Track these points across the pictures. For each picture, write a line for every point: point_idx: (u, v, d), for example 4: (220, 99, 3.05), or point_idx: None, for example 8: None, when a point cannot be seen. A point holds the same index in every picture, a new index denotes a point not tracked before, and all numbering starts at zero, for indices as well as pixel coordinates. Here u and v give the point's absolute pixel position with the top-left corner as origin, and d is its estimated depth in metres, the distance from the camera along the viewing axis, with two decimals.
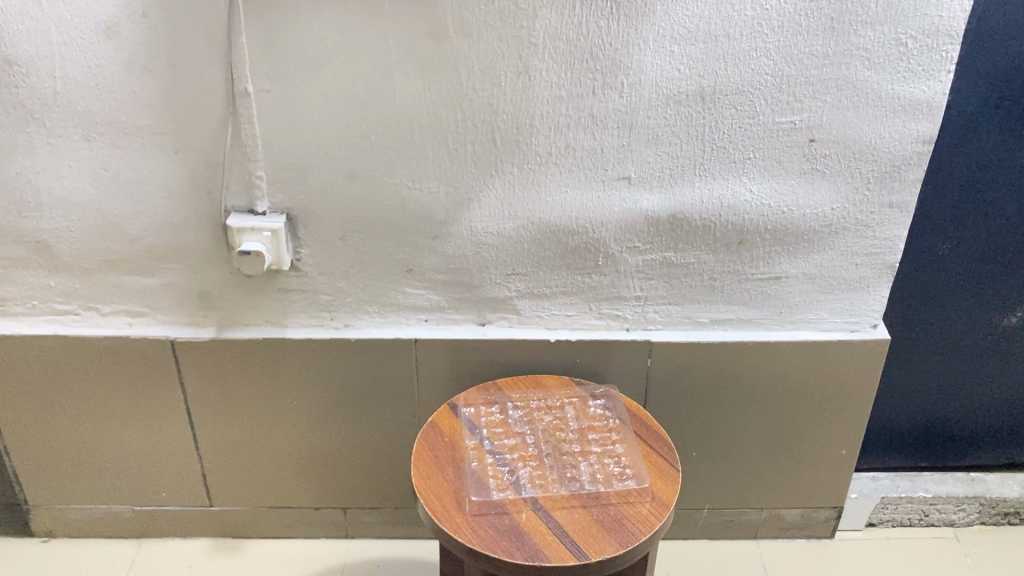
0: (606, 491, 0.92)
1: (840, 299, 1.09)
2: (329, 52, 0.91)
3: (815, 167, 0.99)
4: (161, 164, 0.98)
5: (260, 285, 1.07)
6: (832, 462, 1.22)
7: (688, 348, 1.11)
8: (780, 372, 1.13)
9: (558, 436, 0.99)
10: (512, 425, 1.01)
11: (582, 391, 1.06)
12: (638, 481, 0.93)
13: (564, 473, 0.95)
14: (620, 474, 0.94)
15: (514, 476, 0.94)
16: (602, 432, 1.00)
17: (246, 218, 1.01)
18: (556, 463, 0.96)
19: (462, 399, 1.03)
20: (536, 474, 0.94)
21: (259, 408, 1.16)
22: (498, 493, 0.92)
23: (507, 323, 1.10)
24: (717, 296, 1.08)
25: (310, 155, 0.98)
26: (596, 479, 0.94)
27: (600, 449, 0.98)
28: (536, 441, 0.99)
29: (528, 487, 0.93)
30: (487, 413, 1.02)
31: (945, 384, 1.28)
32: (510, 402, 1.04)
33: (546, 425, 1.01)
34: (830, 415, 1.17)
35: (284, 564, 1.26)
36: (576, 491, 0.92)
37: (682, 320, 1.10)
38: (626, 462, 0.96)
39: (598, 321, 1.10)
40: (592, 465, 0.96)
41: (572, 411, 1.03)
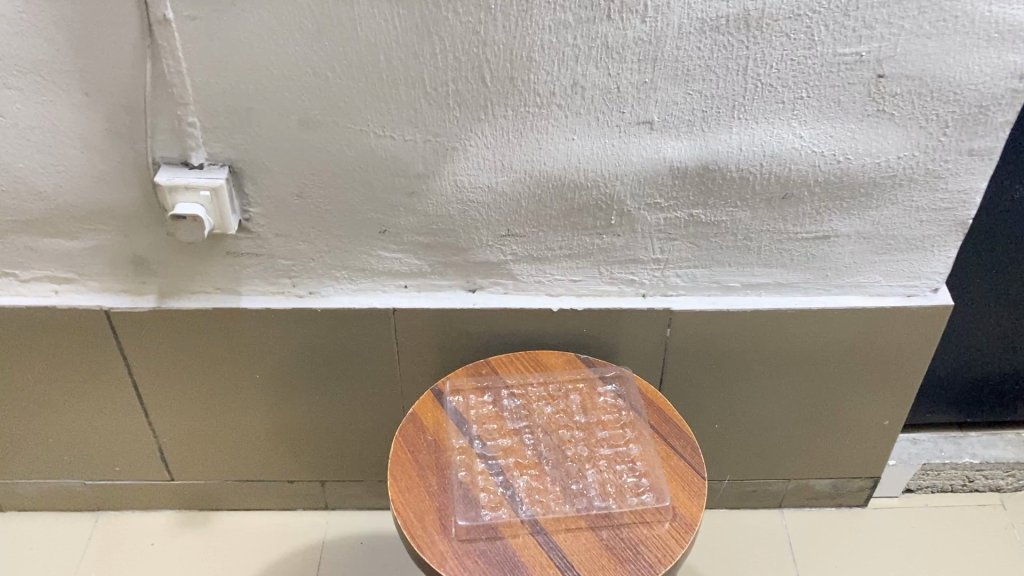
0: (620, 510, 0.78)
1: (897, 261, 0.92)
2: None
3: (882, 109, 0.80)
4: (69, 110, 0.79)
5: (204, 249, 0.89)
6: (872, 433, 1.07)
7: (714, 317, 0.94)
8: (819, 342, 0.97)
9: (560, 436, 0.84)
10: (507, 421, 0.85)
11: (588, 373, 0.90)
12: (656, 497, 0.79)
13: (569, 486, 0.80)
14: (634, 487, 0.80)
15: (508, 489, 0.79)
16: (612, 429, 0.85)
17: (179, 173, 0.82)
18: (560, 472, 0.81)
19: (448, 385, 0.88)
20: (535, 486, 0.80)
21: (216, 381, 1.01)
22: (490, 513, 0.77)
23: (501, 289, 0.93)
24: (752, 259, 0.91)
25: (252, 98, 0.78)
26: (606, 495, 0.79)
27: (611, 451, 0.83)
28: (534, 442, 0.84)
29: (525, 503, 0.78)
30: (478, 405, 0.86)
31: (1001, 340, 1.12)
32: (505, 390, 0.88)
33: (547, 420, 0.86)
34: (874, 385, 1.02)
35: (257, 541, 1.14)
36: (583, 509, 0.78)
37: (709, 285, 0.93)
38: (641, 471, 0.81)
39: (608, 287, 0.93)
40: (601, 475, 0.81)
41: (578, 401, 0.87)
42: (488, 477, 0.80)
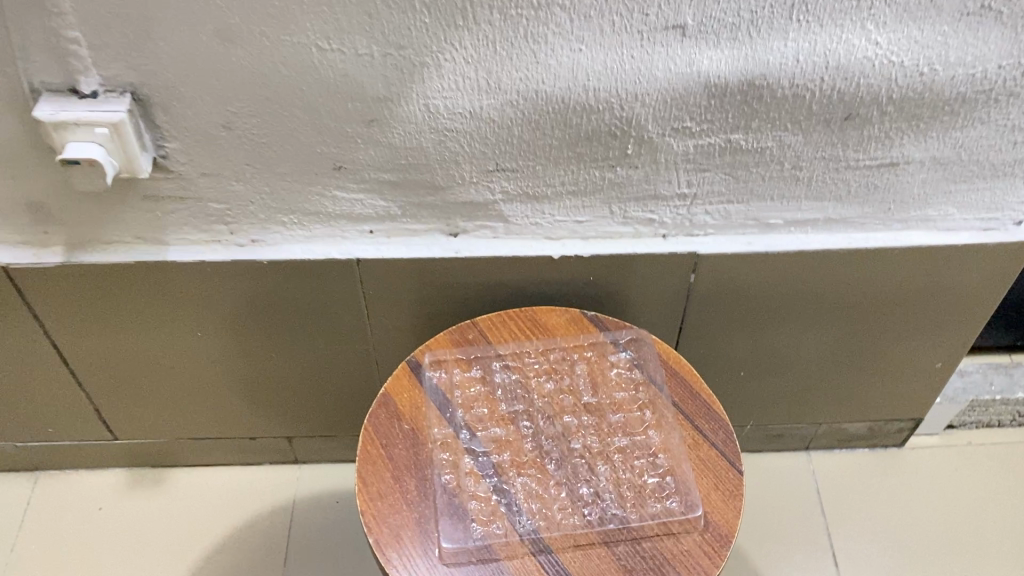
0: (639, 521, 0.64)
1: (977, 189, 0.74)
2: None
3: (988, 5, 0.60)
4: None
5: (114, 193, 0.71)
6: (919, 375, 0.93)
7: (749, 261, 0.77)
8: (871, 283, 0.81)
9: (564, 423, 0.70)
10: (500, 406, 0.71)
11: (597, 339, 0.74)
12: (683, 502, 0.65)
13: (577, 490, 0.66)
14: (656, 490, 0.66)
15: (503, 496, 0.65)
16: (627, 412, 0.70)
17: (64, 104, 0.63)
18: (566, 473, 0.67)
19: (427, 357, 0.72)
20: (535, 491, 0.66)
21: (153, 338, 0.85)
22: (482, 529, 0.63)
23: (489, 233, 0.76)
24: (800, 191, 0.73)
25: (149, 5, 0.58)
26: (622, 501, 0.65)
27: (626, 442, 0.69)
28: (534, 432, 0.69)
29: (524, 514, 0.64)
30: (464, 386, 0.71)
31: None
32: (496, 364, 0.73)
33: (548, 403, 0.71)
34: (929, 327, 0.87)
35: (220, 503, 1.01)
36: (595, 520, 0.64)
37: (744, 223, 0.76)
38: (664, 468, 0.67)
39: (621, 227, 0.75)
40: (616, 474, 0.67)
41: (584, 377, 0.72)
42: (479, 481, 0.66)
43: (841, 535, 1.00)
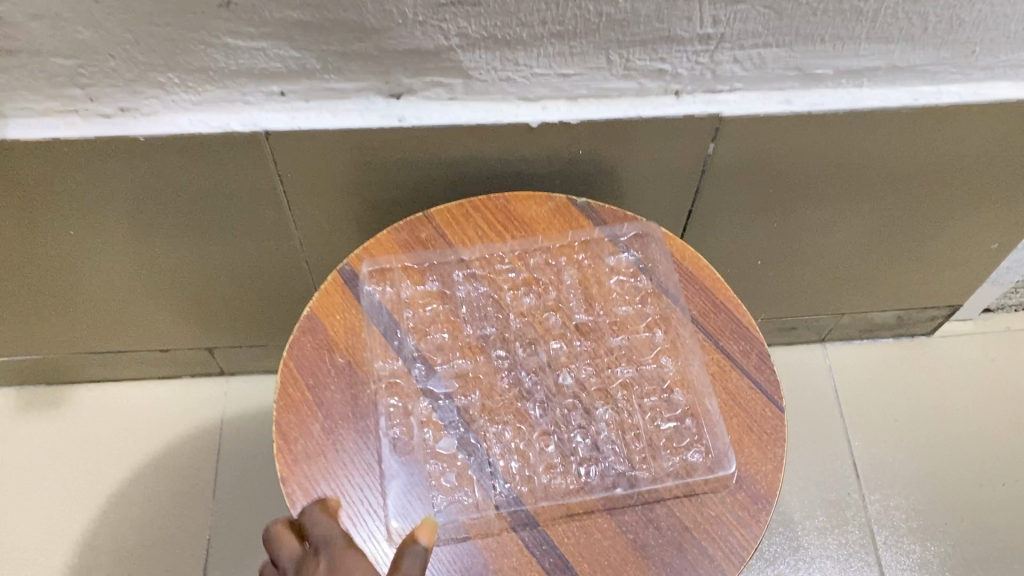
0: (652, 481, 0.49)
1: None
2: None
3: None
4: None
5: None
6: (968, 257, 0.77)
7: (784, 124, 0.59)
8: (932, 151, 0.63)
9: (551, 351, 0.53)
10: (466, 329, 0.53)
11: (590, 238, 0.57)
12: (709, 452, 0.50)
13: (569, 443, 0.50)
14: (674, 440, 0.50)
15: (474, 456, 0.49)
16: (633, 334, 0.54)
17: None
18: (555, 420, 0.51)
19: (367, 267, 0.54)
20: (515, 447, 0.50)
21: (18, 243, 0.65)
22: (444, 502, 0.47)
23: (443, 94, 0.56)
24: (861, 30, 0.53)
25: None
26: (630, 455, 0.50)
27: (632, 376, 0.53)
28: (511, 365, 0.52)
29: (501, 478, 0.49)
30: (417, 306, 0.54)
31: None
32: (458, 275, 0.55)
33: (528, 325, 0.54)
34: (991, 203, 0.70)
35: (133, 424, 0.85)
36: (595, 482, 0.49)
37: (782, 74, 0.57)
38: (682, 409, 0.52)
39: (621, 83, 0.56)
40: (620, 418, 0.51)
41: (574, 289, 0.55)
42: (439, 433, 0.50)
43: (863, 438, 0.86)
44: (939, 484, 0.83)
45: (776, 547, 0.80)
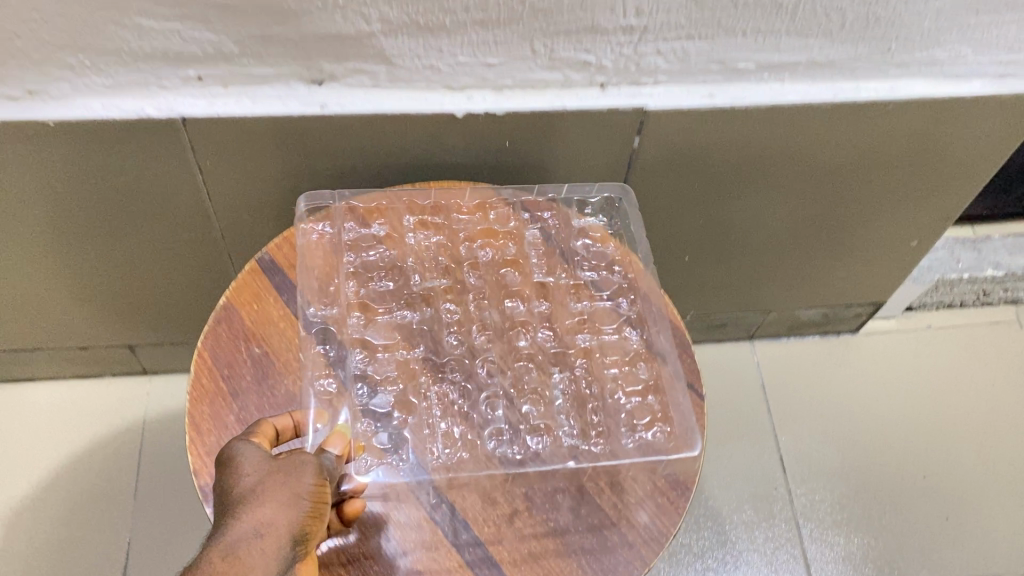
0: (612, 453, 0.48)
1: (1001, 26, 0.57)
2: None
3: None
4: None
5: None
6: (890, 255, 0.79)
7: (707, 119, 0.60)
8: (853, 146, 0.65)
9: (506, 310, 0.53)
10: (413, 278, 0.54)
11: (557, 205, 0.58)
12: (674, 432, 0.49)
13: (521, 412, 0.49)
14: (636, 416, 0.50)
15: (410, 414, 0.48)
16: (593, 296, 0.55)
17: None
18: (507, 386, 0.50)
19: (313, 204, 0.55)
20: (460, 404, 0.49)
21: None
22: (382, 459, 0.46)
23: (366, 82, 0.56)
24: (781, 25, 0.54)
25: None
26: (583, 428, 0.49)
27: (586, 331, 0.53)
28: (461, 320, 0.52)
29: (444, 437, 0.48)
30: (362, 253, 0.54)
31: None
32: (409, 222, 0.56)
33: (483, 279, 0.54)
34: (910, 201, 0.72)
35: (49, 423, 0.82)
36: (549, 453, 0.47)
37: (706, 68, 0.58)
38: (648, 381, 0.51)
39: (548, 75, 0.56)
40: (578, 388, 0.51)
41: (538, 246, 0.56)
42: (377, 383, 0.49)
43: (790, 433, 0.87)
44: (862, 477, 0.85)
45: (703, 541, 0.80)
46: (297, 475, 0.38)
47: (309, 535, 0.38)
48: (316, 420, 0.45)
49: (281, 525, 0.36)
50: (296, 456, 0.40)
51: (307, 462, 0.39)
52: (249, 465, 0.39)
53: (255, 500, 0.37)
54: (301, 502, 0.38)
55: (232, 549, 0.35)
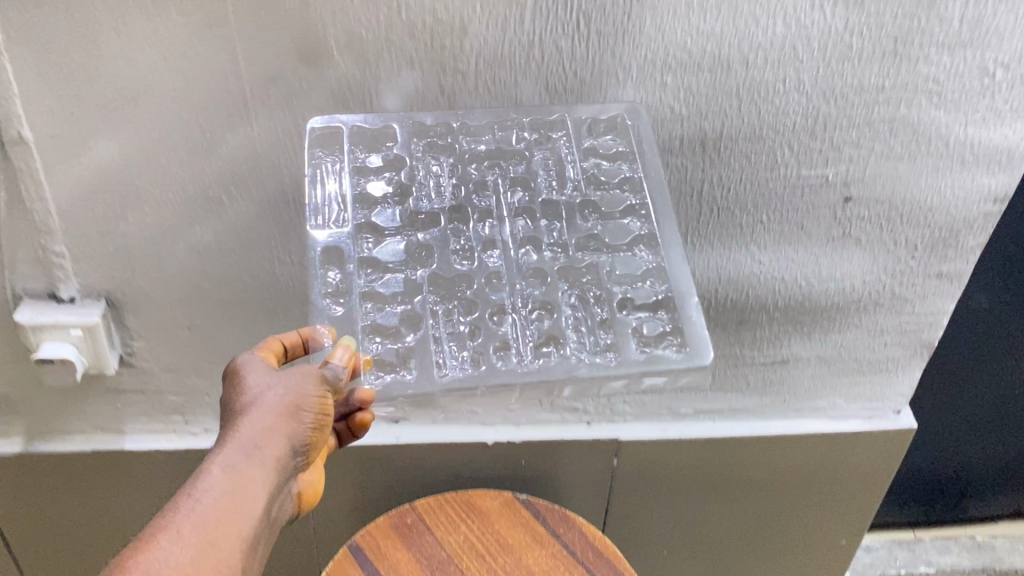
0: (623, 361, 0.60)
1: (859, 383, 0.85)
2: (147, 52, 0.58)
3: (848, 232, 0.73)
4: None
5: (78, 390, 0.77)
6: (830, 554, 1.00)
7: (662, 446, 0.87)
8: (771, 467, 0.90)
9: (516, 228, 0.66)
10: (419, 203, 0.67)
11: (566, 132, 0.67)
12: (685, 346, 0.60)
13: (532, 322, 0.63)
14: (646, 329, 0.62)
15: (416, 329, 0.63)
16: (610, 220, 0.66)
17: (44, 309, 0.70)
18: (512, 300, 0.64)
19: (321, 129, 0.64)
20: (465, 323, 0.63)
21: (104, 508, 0.85)
22: (390, 372, 0.60)
23: (429, 421, 0.85)
24: (705, 383, 0.84)
25: (127, 222, 0.67)
26: (592, 344, 0.62)
27: (590, 251, 0.66)
28: (466, 236, 0.66)
29: (449, 343, 0.62)
30: (381, 177, 0.67)
31: (940, 456, 1.09)
32: (417, 150, 0.67)
33: (499, 204, 0.67)
34: (834, 511, 0.94)
35: None
36: (562, 361, 0.60)
37: (659, 411, 0.86)
38: (661, 297, 0.64)
39: (551, 415, 0.85)
40: (584, 298, 0.65)
41: (547, 166, 0.68)
42: (377, 303, 0.63)
43: None
44: None
45: None
46: (299, 388, 0.49)
47: (308, 436, 0.48)
48: (324, 335, 0.59)
49: (277, 436, 0.46)
50: (296, 368, 0.51)
51: (306, 377, 0.50)
52: (255, 378, 0.50)
53: (259, 407, 0.47)
54: (302, 412, 0.48)
55: (235, 455, 0.44)
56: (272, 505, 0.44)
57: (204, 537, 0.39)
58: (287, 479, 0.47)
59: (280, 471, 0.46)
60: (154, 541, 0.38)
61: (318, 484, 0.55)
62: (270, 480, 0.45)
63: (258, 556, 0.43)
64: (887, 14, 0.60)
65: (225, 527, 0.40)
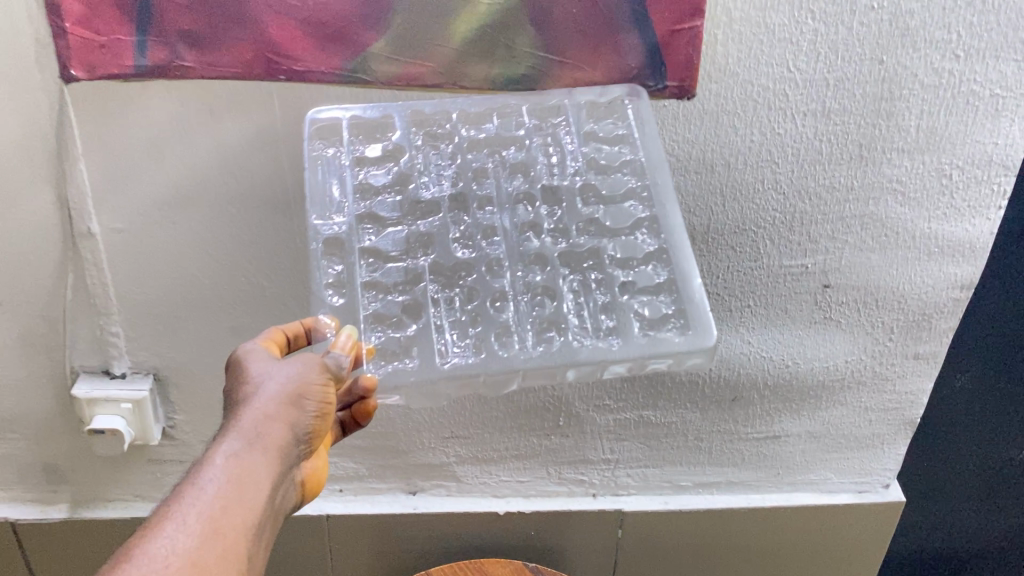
0: (625, 345, 0.57)
1: (847, 458, 0.90)
2: (204, 158, 0.66)
3: (829, 316, 0.79)
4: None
5: (123, 458, 0.84)
6: None
7: (664, 517, 0.92)
8: (769, 539, 0.94)
9: (517, 215, 0.64)
10: (421, 191, 0.65)
11: (565, 117, 0.66)
12: (688, 330, 0.58)
13: (533, 309, 0.61)
14: (649, 312, 0.59)
15: (417, 316, 0.60)
16: (612, 205, 0.64)
17: (98, 384, 0.77)
18: (510, 287, 0.62)
19: (320, 121, 0.64)
20: (466, 309, 0.61)
21: None
22: (391, 362, 0.58)
23: (444, 491, 0.91)
24: (703, 457, 0.89)
25: (177, 305, 0.75)
26: (593, 328, 0.59)
27: (591, 234, 0.63)
28: (468, 227, 0.64)
29: (451, 330, 0.60)
30: (380, 168, 0.65)
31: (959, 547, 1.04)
32: (417, 140, 0.66)
33: (499, 191, 0.65)
34: None
35: None
36: (562, 348, 0.57)
37: (661, 484, 0.92)
38: (663, 280, 0.60)
39: (558, 486, 0.91)
40: (586, 284, 0.62)
41: (547, 151, 0.66)
42: (376, 292, 0.61)
43: None
44: None
45: None
46: (304, 378, 0.50)
47: (312, 423, 0.50)
48: (326, 324, 0.57)
49: (276, 429, 0.47)
50: (302, 358, 0.51)
51: (309, 364, 0.51)
52: (260, 370, 0.50)
53: (261, 397, 0.48)
54: (305, 402, 0.49)
55: (234, 451, 0.45)
56: (273, 496, 0.46)
57: (206, 529, 0.42)
58: (291, 467, 0.49)
59: (282, 460, 0.47)
60: (159, 532, 0.41)
61: (322, 469, 0.56)
62: (271, 471, 0.46)
63: (263, 543, 0.45)
64: (850, 125, 0.68)
65: (226, 521, 0.43)
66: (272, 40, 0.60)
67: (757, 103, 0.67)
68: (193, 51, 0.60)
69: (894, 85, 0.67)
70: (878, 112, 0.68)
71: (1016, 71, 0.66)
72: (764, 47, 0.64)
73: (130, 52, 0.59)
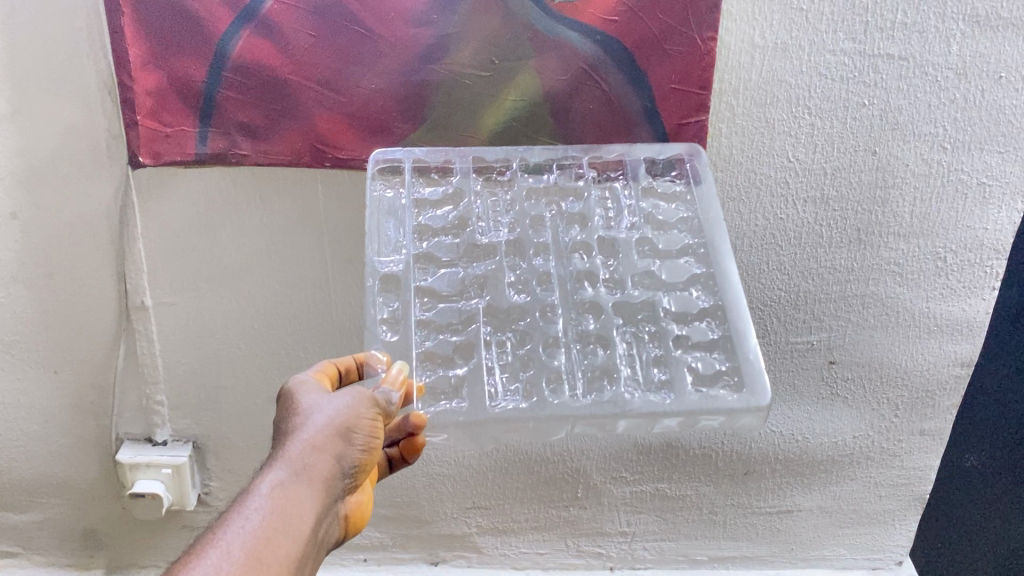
0: (677, 400, 0.57)
1: (859, 534, 0.92)
2: (253, 236, 0.72)
3: (835, 392, 0.83)
4: (25, 376, 0.78)
5: (159, 523, 0.87)
6: None
7: None
8: None
9: (574, 260, 0.65)
10: (477, 235, 0.66)
11: (623, 173, 0.68)
12: (741, 389, 0.58)
13: (586, 358, 0.61)
14: (704, 368, 0.60)
15: (469, 356, 0.61)
16: (667, 260, 0.65)
17: (142, 450, 0.82)
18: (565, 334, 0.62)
19: (384, 162, 0.66)
20: (518, 353, 0.61)
21: None
22: (442, 402, 0.58)
23: (465, 562, 0.93)
24: (717, 531, 0.92)
25: (219, 374, 0.79)
26: (644, 379, 0.60)
27: (646, 286, 0.64)
28: (522, 271, 0.65)
29: (501, 373, 0.60)
30: (439, 211, 0.67)
31: None
32: (476, 186, 0.68)
33: (554, 239, 0.66)
34: None
35: None
36: (615, 397, 0.58)
37: (676, 558, 0.94)
38: (717, 338, 0.61)
39: (576, 559, 0.94)
40: (639, 334, 0.63)
41: (604, 204, 0.68)
42: (429, 331, 0.62)
43: None
44: None
45: None
46: (352, 413, 0.53)
47: (357, 456, 0.53)
48: (379, 361, 0.58)
49: (323, 460, 0.51)
50: (353, 394, 0.54)
51: (358, 399, 0.54)
52: (310, 406, 0.54)
53: (309, 430, 0.52)
54: (353, 435, 0.53)
55: (281, 480, 0.49)
56: (317, 523, 0.49)
57: (252, 548, 0.45)
58: (335, 497, 0.52)
59: (327, 490, 0.51)
60: (208, 550, 0.44)
61: (364, 506, 0.59)
62: (316, 499, 0.49)
63: (307, 569, 0.48)
64: (848, 211, 0.74)
65: (271, 542, 0.46)
66: (322, 132, 0.66)
67: (761, 190, 0.72)
68: (248, 141, 0.66)
69: (888, 174, 0.72)
70: (874, 199, 0.73)
71: (1001, 163, 0.71)
72: (765, 139, 0.70)
73: (193, 141, 0.66)
